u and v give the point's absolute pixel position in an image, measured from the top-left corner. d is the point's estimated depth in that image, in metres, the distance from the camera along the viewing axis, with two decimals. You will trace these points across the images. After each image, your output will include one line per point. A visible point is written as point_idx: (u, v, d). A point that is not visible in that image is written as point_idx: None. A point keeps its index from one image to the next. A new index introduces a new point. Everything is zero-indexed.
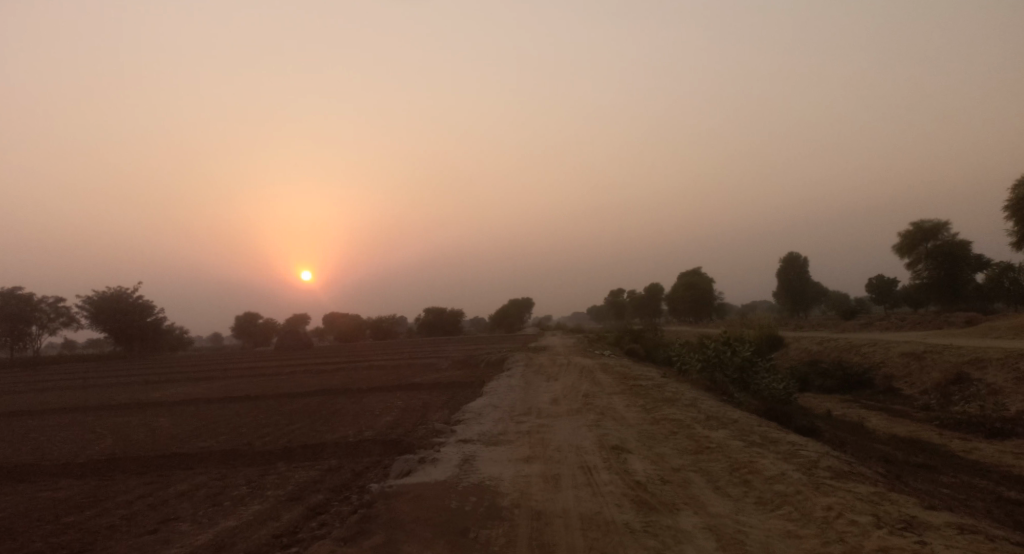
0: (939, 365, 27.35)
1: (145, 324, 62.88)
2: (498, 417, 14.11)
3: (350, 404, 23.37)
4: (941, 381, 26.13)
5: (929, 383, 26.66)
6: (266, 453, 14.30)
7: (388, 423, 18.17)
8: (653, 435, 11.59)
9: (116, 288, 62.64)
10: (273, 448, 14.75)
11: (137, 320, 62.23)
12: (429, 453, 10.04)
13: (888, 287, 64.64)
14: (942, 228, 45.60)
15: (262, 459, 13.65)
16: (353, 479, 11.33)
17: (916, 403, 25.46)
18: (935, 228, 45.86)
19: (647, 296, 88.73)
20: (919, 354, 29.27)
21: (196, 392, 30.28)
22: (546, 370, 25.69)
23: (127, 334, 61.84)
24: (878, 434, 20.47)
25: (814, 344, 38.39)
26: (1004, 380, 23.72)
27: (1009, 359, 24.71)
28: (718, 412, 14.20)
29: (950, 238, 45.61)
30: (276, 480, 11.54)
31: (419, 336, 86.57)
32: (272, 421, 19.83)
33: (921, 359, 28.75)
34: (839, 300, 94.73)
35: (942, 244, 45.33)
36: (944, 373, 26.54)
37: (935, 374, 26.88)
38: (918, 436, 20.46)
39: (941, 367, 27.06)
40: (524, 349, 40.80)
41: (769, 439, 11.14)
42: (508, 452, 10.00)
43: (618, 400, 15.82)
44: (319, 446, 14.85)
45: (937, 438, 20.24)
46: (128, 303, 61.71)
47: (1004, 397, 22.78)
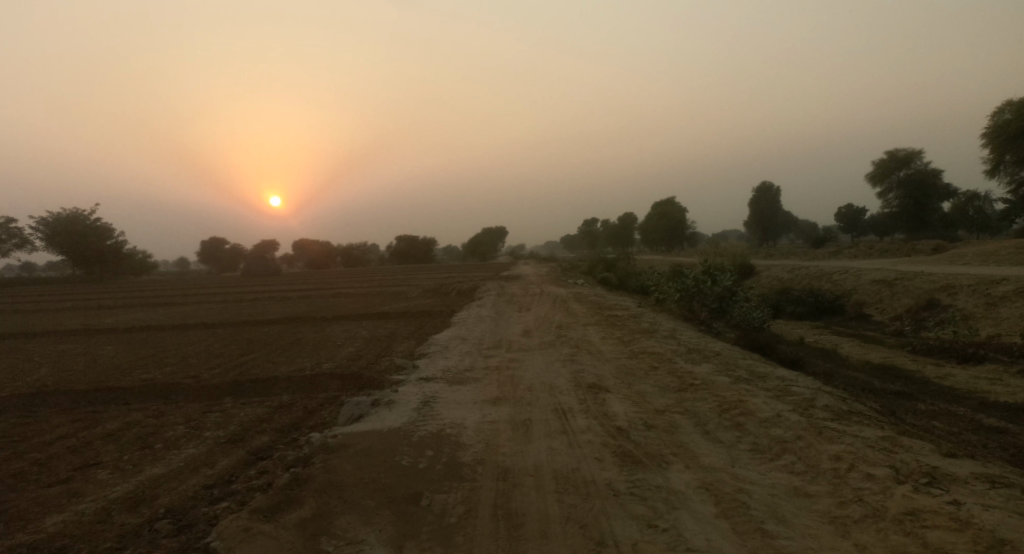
0: (911, 293, 26.88)
1: (105, 248, 60.71)
2: (464, 351, 13.07)
3: (311, 334, 22.25)
4: (913, 307, 25.71)
5: (901, 310, 26.22)
6: (211, 387, 13.16)
7: (348, 356, 17.09)
8: (631, 370, 10.67)
9: (73, 210, 60.09)
10: (222, 382, 13.65)
11: (95, 243, 59.81)
12: (384, 395, 9.00)
13: (856, 215, 64.34)
14: (916, 156, 44.54)
15: (207, 394, 12.60)
16: (302, 418, 10.30)
17: (887, 330, 25.02)
18: (909, 156, 44.79)
19: (619, 224, 87.84)
20: (891, 281, 28.78)
21: (152, 319, 28.90)
22: (517, 300, 24.73)
23: (85, 257, 59.48)
24: (852, 362, 19.93)
25: (785, 272, 37.91)
26: (976, 306, 23.26)
27: (981, 285, 24.20)
28: (699, 344, 13.33)
29: (923, 165, 44.81)
30: (217, 419, 10.47)
31: (390, 263, 85.28)
32: (226, 351, 18.73)
33: (893, 286, 28.26)
34: (807, 228, 94.61)
35: (913, 172, 44.45)
36: (916, 300, 26.07)
37: (908, 301, 26.42)
38: (892, 363, 19.95)
39: (914, 294, 26.58)
40: (496, 277, 39.81)
41: (757, 375, 10.29)
42: (475, 392, 9.03)
43: (593, 332, 14.92)
44: (271, 379, 13.76)
45: (911, 365, 19.74)
46: (86, 225, 59.35)
47: (975, 322, 22.32)
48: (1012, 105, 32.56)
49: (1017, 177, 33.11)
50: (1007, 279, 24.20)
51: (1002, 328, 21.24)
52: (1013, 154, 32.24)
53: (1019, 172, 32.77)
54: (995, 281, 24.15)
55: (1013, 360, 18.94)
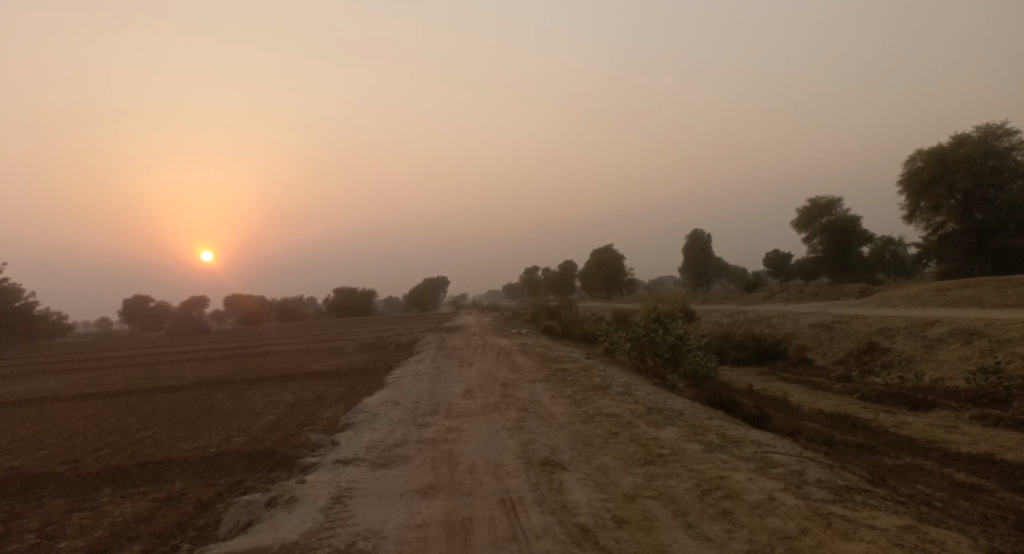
0: (850, 336, 26.30)
1: (14, 310, 56.57)
2: (393, 419, 11.37)
3: (229, 400, 20.12)
4: (855, 350, 25.06)
5: (842, 354, 25.58)
6: (94, 479, 11.15)
7: (264, 427, 15.12)
8: (588, 438, 9.22)
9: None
10: (109, 472, 11.65)
11: (10, 307, 55.71)
12: (288, 488, 7.33)
13: (784, 260, 65.11)
14: (835, 204, 45.47)
15: (88, 493, 10.62)
16: (192, 516, 8.49)
17: (832, 374, 24.21)
18: (829, 204, 45.67)
19: (558, 273, 87.49)
20: (830, 324, 28.29)
21: (54, 389, 26.16)
22: (455, 354, 23.06)
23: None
24: (806, 411, 18.87)
25: (726, 316, 37.35)
26: (915, 348, 22.69)
27: (917, 327, 23.76)
28: (657, 402, 11.96)
29: (843, 213, 45.54)
30: (86, 521, 8.58)
31: (327, 316, 82.47)
32: (127, 425, 16.58)
33: (833, 329, 27.72)
34: (739, 274, 96.04)
35: (835, 219, 44.98)
36: (856, 342, 25.48)
37: (848, 344, 25.82)
38: (846, 412, 18.96)
39: (854, 337, 26.03)
40: (434, 329, 38.05)
41: (732, 439, 8.99)
42: (405, 477, 7.44)
43: (539, 390, 13.38)
44: (168, 464, 11.80)
45: (864, 412, 18.78)
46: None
47: (917, 364, 21.68)
48: (923, 153, 33.14)
49: (932, 223, 33.29)
50: (942, 320, 23.83)
51: (944, 370, 20.56)
52: (926, 200, 32.53)
53: (933, 218, 32.96)
54: (931, 322, 23.78)
55: (963, 405, 18.13)
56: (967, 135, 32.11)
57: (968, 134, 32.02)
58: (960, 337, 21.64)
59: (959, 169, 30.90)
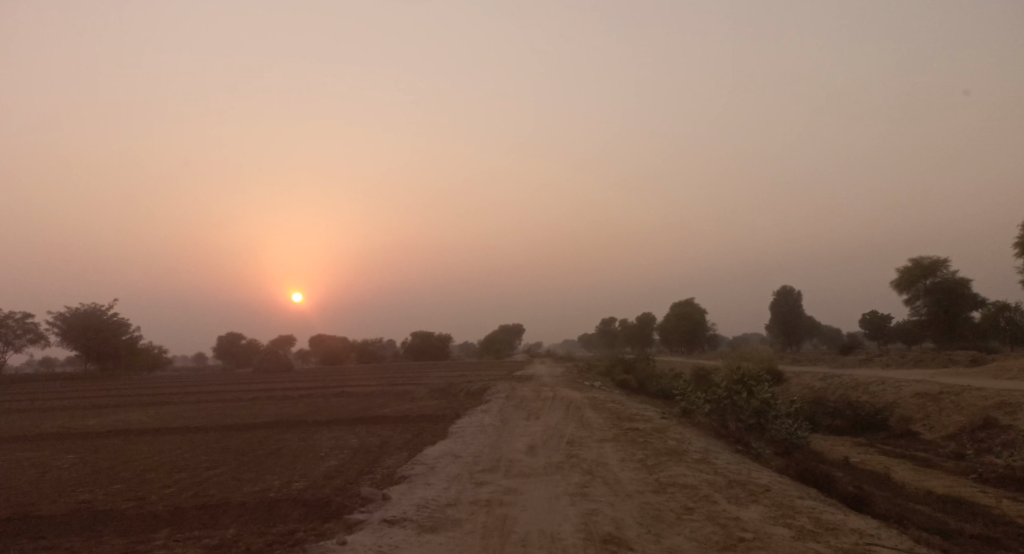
0: (961, 409, 24.09)
1: (122, 342, 58.77)
2: (452, 474, 10.71)
3: (297, 441, 19.92)
4: (967, 426, 22.88)
5: (951, 429, 23.42)
6: (148, 522, 10.90)
7: (325, 472, 14.71)
8: (659, 512, 8.33)
9: (89, 304, 59.05)
10: (164, 513, 11.40)
11: (111, 338, 58.21)
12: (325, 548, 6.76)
13: (880, 322, 61.70)
14: (941, 264, 42.71)
15: (139, 535, 10.34)
16: None
17: (942, 452, 22.11)
18: (934, 264, 42.86)
19: (638, 325, 85.74)
20: (935, 394, 26.09)
21: (137, 420, 26.73)
22: (526, 405, 22.28)
23: (98, 352, 57.73)
24: (909, 491, 17.13)
25: (816, 379, 35.24)
26: None
27: None
28: (740, 474, 10.89)
29: (950, 274, 42.72)
30: None
31: (406, 359, 83.00)
32: (193, 462, 16.48)
33: (939, 400, 25.51)
34: (830, 334, 91.81)
35: (941, 280, 42.23)
36: (967, 418, 23.29)
37: (958, 419, 23.65)
38: (957, 494, 17.10)
39: (964, 411, 23.82)
40: (508, 377, 37.36)
41: (825, 525, 7.92)
42: (451, 545, 6.76)
43: (609, 451, 12.49)
44: (222, 508, 11.46)
45: (979, 497, 16.87)
46: (98, 319, 57.95)
47: None
48: None
49: None
50: None
51: None
52: None
53: None
54: None
55: None
56: None
57: None
58: None
59: None
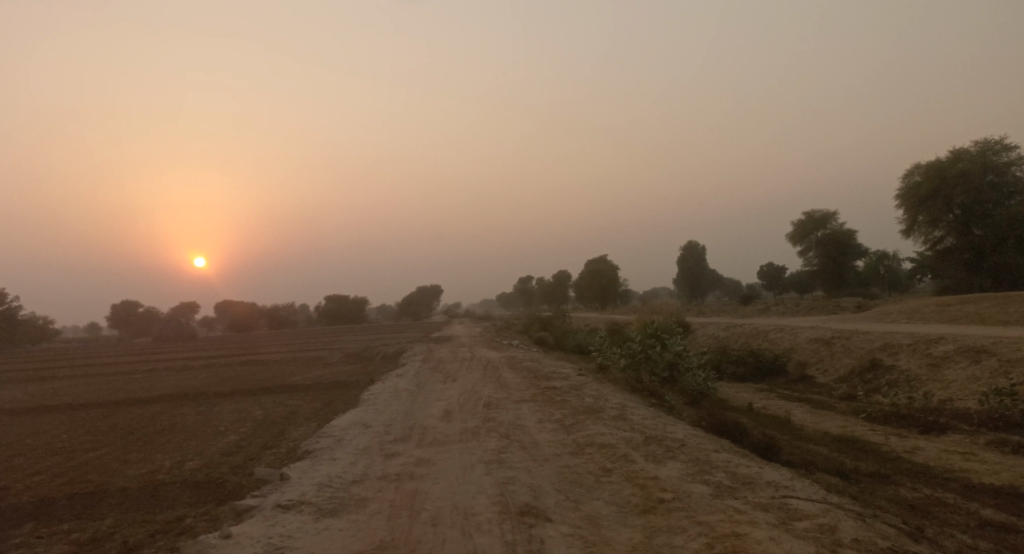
0: (852, 352, 25.04)
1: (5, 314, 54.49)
2: (359, 447, 10.09)
3: (196, 415, 18.79)
4: (857, 368, 23.79)
5: (843, 371, 24.32)
6: (20, 522, 9.93)
7: (224, 448, 13.83)
8: (577, 476, 7.98)
9: None
10: (34, 508, 10.46)
11: None
12: (211, 548, 6.12)
13: (779, 272, 64.04)
14: (831, 217, 44.38)
15: (6, 538, 9.40)
16: None
17: (835, 393, 22.92)
18: (825, 217, 44.63)
19: (551, 283, 86.31)
20: (829, 339, 27.08)
21: (20, 399, 24.76)
22: (440, 367, 21.73)
23: None
24: (809, 433, 17.60)
25: (721, 329, 36.16)
26: (921, 367, 21.46)
27: (922, 344, 22.56)
28: (656, 430, 10.70)
29: (839, 226, 44.39)
30: None
31: (318, 323, 80.95)
32: (77, 444, 15.24)
33: (833, 344, 26.50)
34: (734, 286, 94.99)
35: (831, 232, 43.85)
36: (858, 360, 24.23)
37: (850, 361, 24.58)
38: (852, 434, 17.69)
39: (854, 354, 24.78)
40: (422, 339, 36.67)
41: (742, 479, 7.73)
42: (354, 533, 6.23)
43: (524, 413, 12.11)
44: (105, 501, 10.56)
45: (871, 435, 17.49)
46: None
47: (923, 384, 20.46)
48: (921, 167, 32.03)
49: (931, 238, 32.07)
50: (948, 336, 22.63)
51: (953, 391, 19.31)
52: (925, 215, 31.28)
53: (933, 232, 31.71)
54: (936, 339, 22.59)
55: (977, 429, 16.84)
56: (963, 147, 30.97)
57: (965, 147, 30.91)
58: (968, 356, 20.43)
59: (958, 184, 29.68)
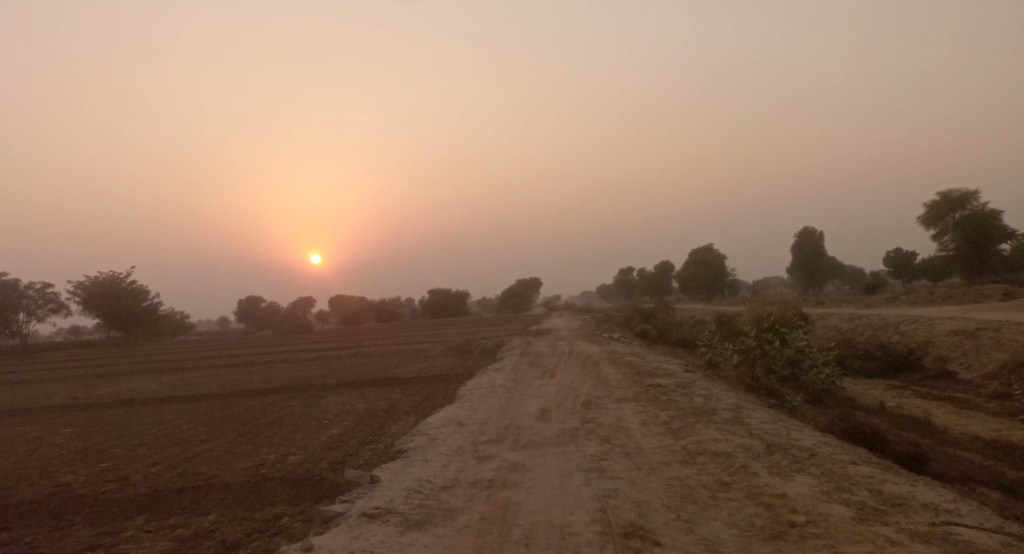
0: (1000, 347, 22.56)
1: (141, 309, 57.71)
2: (453, 447, 9.54)
3: (302, 408, 18.89)
4: (1007, 365, 21.35)
5: (990, 368, 21.94)
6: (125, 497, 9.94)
7: (325, 442, 13.65)
8: (690, 489, 7.10)
9: (108, 273, 57.78)
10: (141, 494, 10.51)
11: (133, 306, 56.96)
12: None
13: (905, 259, 59.69)
14: (970, 196, 40.66)
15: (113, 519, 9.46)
16: None
17: (981, 392, 20.68)
18: (963, 197, 40.92)
19: (656, 274, 84.07)
20: (971, 332, 24.56)
21: (144, 389, 25.81)
22: (540, 361, 21.05)
23: (121, 320, 56.47)
24: (953, 437, 15.80)
25: (843, 321, 33.76)
26: None
27: None
28: (778, 436, 9.62)
29: (980, 207, 40.61)
30: None
31: (425, 317, 82.00)
32: (190, 435, 15.42)
33: (977, 337, 23.97)
34: (853, 275, 89.73)
35: (970, 213, 40.23)
36: (1008, 355, 21.79)
37: (998, 357, 22.15)
38: (1007, 439, 15.74)
39: (1003, 349, 22.30)
40: (524, 332, 36.10)
41: (890, 501, 6.69)
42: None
43: (629, 414, 11.24)
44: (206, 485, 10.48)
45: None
46: (119, 288, 56.73)
47: None
48: None
49: None
50: None
51: None
52: None
53: None
54: None
55: None
56: None
57: None
58: None
59: None
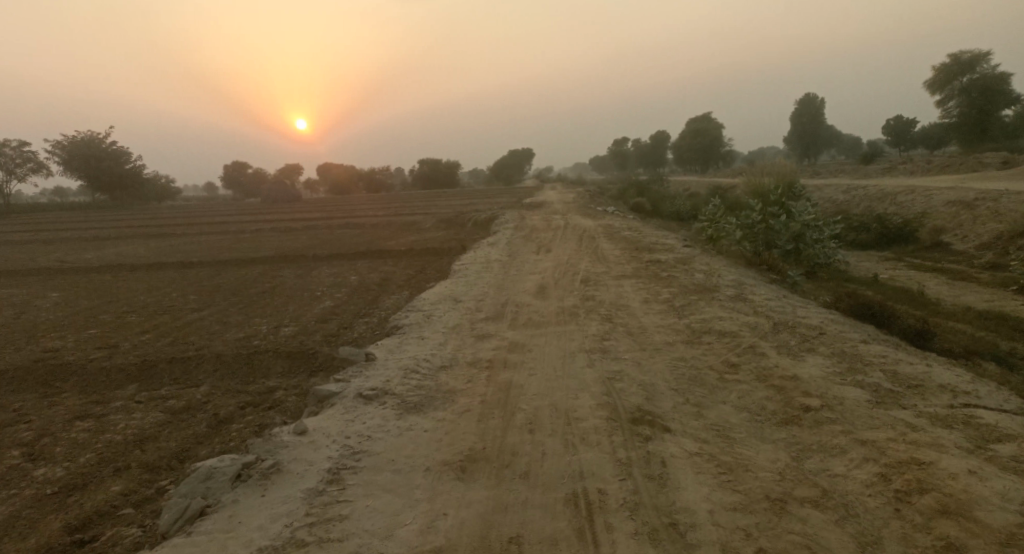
0: (998, 217, 22.16)
1: (125, 172, 56.23)
2: (449, 324, 9.25)
3: (293, 278, 18.58)
4: (1004, 235, 21.00)
5: (985, 239, 21.64)
6: (113, 364, 9.38)
7: (318, 313, 13.40)
8: (697, 371, 6.82)
9: (87, 134, 55.88)
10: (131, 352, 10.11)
11: (115, 168, 55.49)
12: (279, 450, 5.34)
13: (904, 127, 58.29)
14: (982, 58, 38.75)
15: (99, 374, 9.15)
16: (193, 438, 6.74)
17: (975, 263, 20.48)
18: (975, 59, 39.04)
19: (650, 143, 82.37)
20: (969, 202, 24.09)
21: (132, 254, 25.37)
22: (535, 235, 20.65)
23: (104, 182, 55.09)
24: (947, 307, 15.66)
25: (840, 192, 33.21)
26: None
27: None
28: (784, 314, 9.34)
29: (991, 69, 38.82)
30: (78, 437, 6.92)
31: (415, 187, 80.88)
32: (180, 303, 15.11)
33: (975, 208, 23.54)
34: (850, 145, 88.15)
35: (979, 78, 38.56)
36: (1005, 227, 21.42)
37: (994, 228, 21.79)
38: (999, 308, 15.62)
39: (1001, 220, 21.92)
40: (516, 204, 35.55)
41: (906, 383, 6.47)
42: (437, 445, 5.35)
43: (629, 291, 10.93)
44: (196, 347, 10.14)
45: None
46: (101, 150, 55.05)
47: None
48: None
49: None
50: None
51: None
52: None
53: None
54: None
55: None
56: None
57: None
58: None
59: None
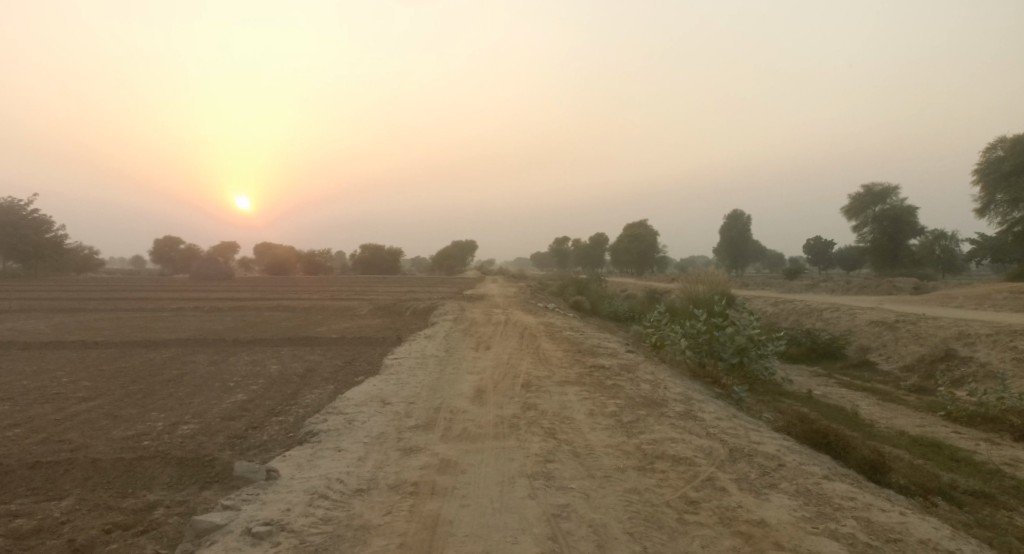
0: (921, 339, 22.29)
1: (44, 242, 53.24)
2: (369, 434, 8.14)
3: (206, 365, 17.11)
4: (927, 358, 21.00)
5: (910, 359, 21.65)
6: None
7: (228, 409, 12.06)
8: (652, 510, 5.92)
9: (8, 200, 53.24)
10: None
11: (34, 236, 52.72)
12: None
13: (824, 248, 60.50)
14: (891, 192, 40.72)
15: None
16: None
17: (900, 384, 20.35)
18: (884, 192, 40.91)
19: (586, 244, 83.54)
20: (892, 323, 24.37)
21: (34, 330, 23.37)
22: (471, 331, 19.74)
23: (20, 252, 52.15)
24: (882, 431, 15.22)
25: (772, 304, 33.52)
26: (1003, 361, 18.62)
27: (1004, 336, 19.58)
28: (738, 439, 8.58)
29: (899, 202, 40.73)
30: None
31: (352, 272, 79.58)
32: (69, 391, 13.49)
33: (897, 329, 23.78)
34: (775, 259, 91.16)
35: (890, 208, 40.21)
36: (928, 348, 21.49)
37: (917, 349, 21.87)
38: (930, 433, 15.23)
39: (923, 342, 22.04)
40: (454, 296, 34.75)
41: (885, 536, 5.71)
42: None
43: (571, 401, 10.05)
44: (73, 446, 8.76)
45: (954, 437, 14.98)
46: (20, 217, 52.37)
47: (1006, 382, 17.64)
48: (1005, 142, 27.21)
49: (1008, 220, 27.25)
50: None
51: None
52: (1006, 193, 26.62)
53: (1012, 213, 26.88)
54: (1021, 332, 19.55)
55: None
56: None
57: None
58: None
59: None
